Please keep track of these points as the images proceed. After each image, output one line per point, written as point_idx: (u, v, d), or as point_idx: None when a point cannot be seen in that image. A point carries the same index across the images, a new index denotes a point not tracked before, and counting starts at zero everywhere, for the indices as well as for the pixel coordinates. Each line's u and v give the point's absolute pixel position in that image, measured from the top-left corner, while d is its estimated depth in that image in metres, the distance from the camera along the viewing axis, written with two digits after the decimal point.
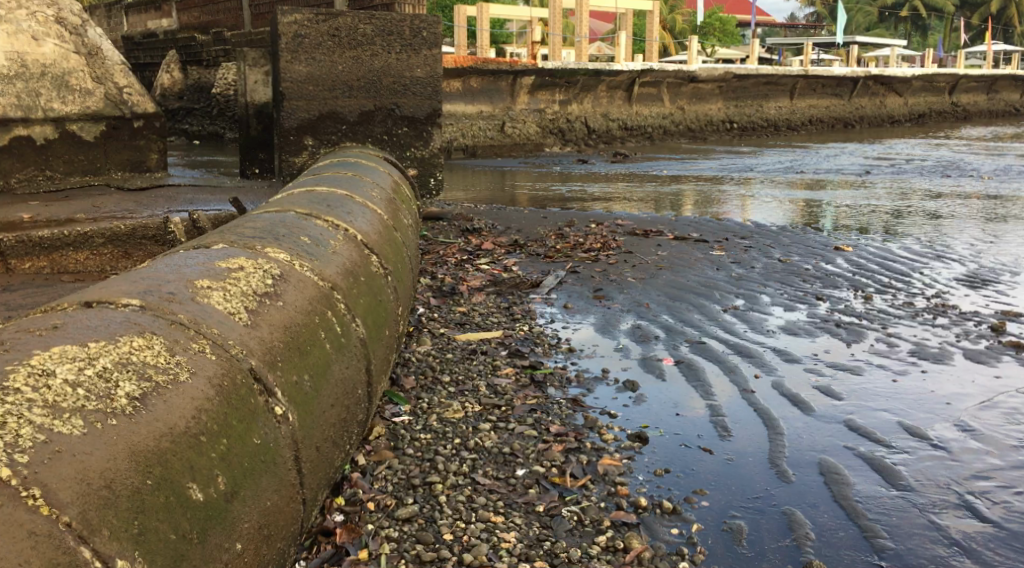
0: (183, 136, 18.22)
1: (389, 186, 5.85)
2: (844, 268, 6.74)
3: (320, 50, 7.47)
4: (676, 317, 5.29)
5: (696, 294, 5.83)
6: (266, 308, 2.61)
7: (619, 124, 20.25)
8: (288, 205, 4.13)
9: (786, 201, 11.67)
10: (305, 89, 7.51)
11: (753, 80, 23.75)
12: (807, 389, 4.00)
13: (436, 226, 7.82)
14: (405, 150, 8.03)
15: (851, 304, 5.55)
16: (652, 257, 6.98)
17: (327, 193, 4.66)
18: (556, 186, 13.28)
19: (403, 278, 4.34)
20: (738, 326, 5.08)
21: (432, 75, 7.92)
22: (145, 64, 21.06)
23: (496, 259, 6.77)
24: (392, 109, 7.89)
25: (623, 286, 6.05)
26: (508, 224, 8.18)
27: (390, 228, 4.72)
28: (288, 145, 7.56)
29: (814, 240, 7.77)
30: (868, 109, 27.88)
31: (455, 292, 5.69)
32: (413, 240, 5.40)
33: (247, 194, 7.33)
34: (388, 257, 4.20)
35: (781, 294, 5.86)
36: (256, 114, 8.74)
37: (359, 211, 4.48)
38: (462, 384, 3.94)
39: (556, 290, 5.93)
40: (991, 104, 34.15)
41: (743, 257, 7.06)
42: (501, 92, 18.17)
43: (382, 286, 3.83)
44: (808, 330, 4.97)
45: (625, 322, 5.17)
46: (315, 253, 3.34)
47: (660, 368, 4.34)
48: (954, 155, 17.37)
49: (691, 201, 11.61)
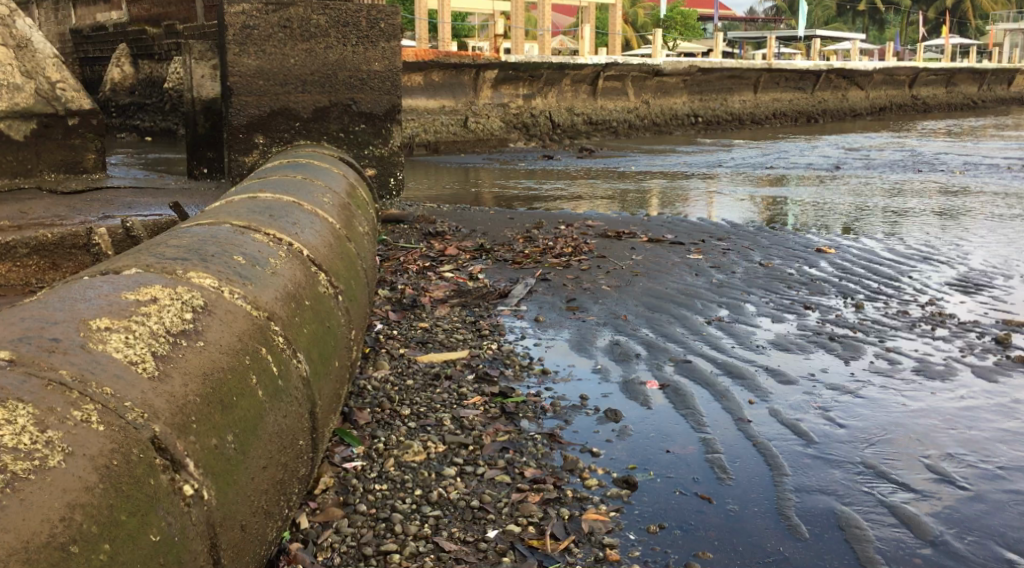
0: (133, 132, 17.51)
1: (344, 189, 5.36)
2: (829, 271, 6.30)
3: (271, 43, 6.98)
4: (656, 331, 4.85)
5: (675, 304, 5.39)
6: (180, 353, 2.16)
7: (583, 119, 19.84)
8: (223, 216, 3.64)
9: (755, 198, 11.34)
10: (254, 84, 7.01)
11: (717, 74, 23.48)
12: (809, 415, 3.58)
13: (396, 229, 7.35)
14: (363, 148, 7.53)
15: (843, 313, 5.13)
16: (626, 262, 6.54)
17: (272, 200, 4.17)
18: (520, 184, 12.84)
19: (356, 296, 3.87)
20: (726, 340, 4.65)
21: (390, 69, 7.44)
22: (94, 58, 20.31)
23: (460, 265, 6.32)
24: (349, 105, 7.37)
25: (598, 296, 5.60)
26: (473, 226, 7.73)
27: (342, 239, 4.24)
28: (238, 143, 7.04)
29: (795, 242, 7.35)
30: (831, 103, 27.70)
31: (416, 305, 5.23)
32: (369, 248, 4.93)
33: (192, 197, 6.82)
34: (340, 275, 3.73)
35: (766, 302, 5.44)
36: (204, 110, 8.22)
37: (307, 221, 4.00)
38: (423, 417, 3.48)
39: (526, 300, 5.49)
40: (950, 97, 34.21)
41: (722, 261, 6.63)
42: (463, 86, 17.70)
43: (332, 309, 3.36)
44: (800, 345, 4.54)
45: (602, 338, 4.73)
46: (249, 276, 2.87)
47: (645, 393, 3.90)
48: (921, 149, 17.14)
49: (659, 199, 11.20)
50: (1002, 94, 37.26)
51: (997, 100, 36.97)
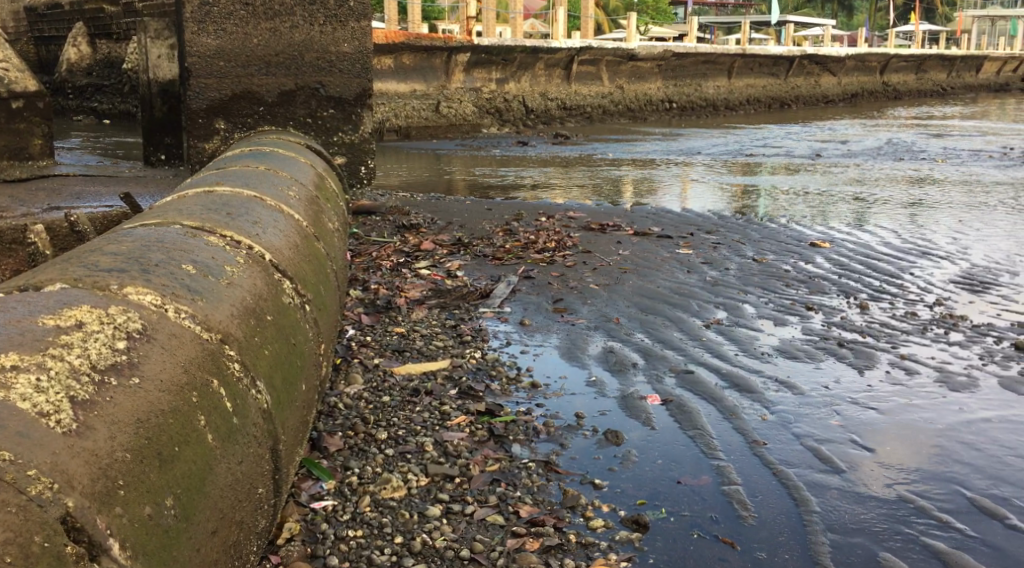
0: (91, 115, 16.89)
1: (311, 181, 4.93)
2: (827, 268, 5.95)
3: (231, 21, 6.52)
4: (651, 335, 4.49)
5: (670, 305, 5.02)
6: (110, 391, 1.79)
7: (557, 104, 19.41)
8: (172, 214, 3.22)
9: (732, 187, 11.01)
10: (215, 65, 6.56)
11: (691, 59, 23.13)
12: (834, 435, 3.23)
13: (368, 222, 6.94)
14: (331, 135, 7.08)
15: (849, 315, 4.78)
16: (613, 258, 6.17)
17: (231, 195, 3.74)
18: (494, 171, 12.42)
19: (326, 304, 3.47)
20: (728, 346, 4.29)
21: (361, 51, 6.98)
22: (51, 38, 19.63)
23: (436, 261, 5.92)
24: (316, 89, 6.92)
25: (586, 296, 5.22)
26: (449, 218, 7.32)
27: (309, 238, 3.83)
28: (197, 129, 6.58)
29: (787, 236, 7.01)
30: (804, 88, 27.44)
31: (391, 307, 4.83)
32: (340, 247, 4.53)
33: (148, 187, 6.36)
34: (308, 281, 3.32)
35: (765, 303, 5.08)
36: (160, 93, 7.76)
37: (271, 219, 3.58)
38: (402, 443, 3.10)
39: (509, 301, 5.11)
40: (920, 83, 34.12)
41: (713, 257, 6.27)
42: (434, 70, 17.28)
43: (298, 322, 2.97)
44: (809, 351, 4.19)
45: (595, 345, 4.36)
46: (198, 289, 2.46)
47: (646, 410, 3.53)
48: (899, 138, 16.89)
49: (635, 188, 10.84)
50: (971, 81, 37.25)
51: (966, 87, 36.97)
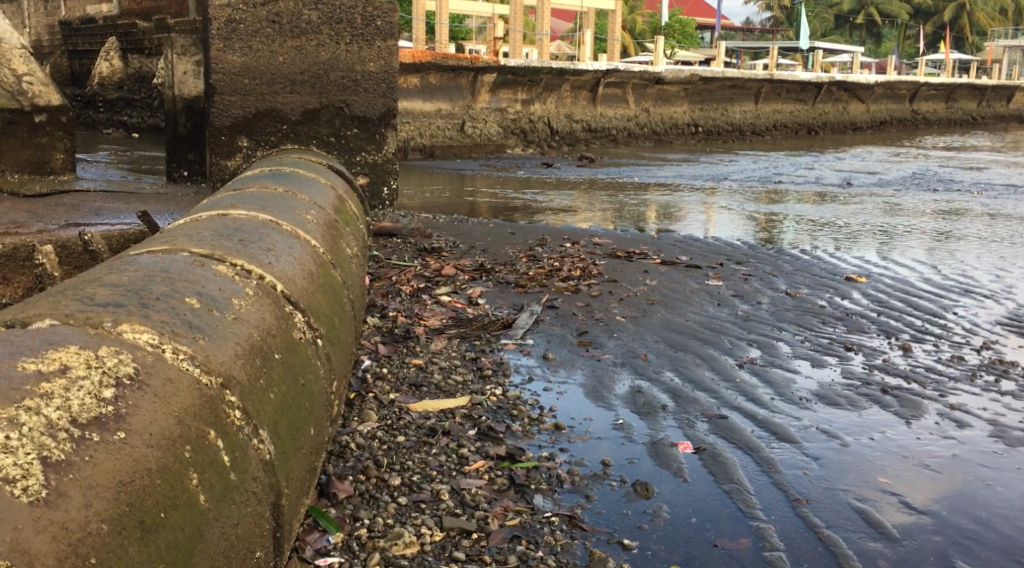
0: (120, 128, 16.98)
1: (330, 205, 4.75)
2: (865, 304, 5.72)
3: (258, 39, 6.40)
4: (681, 374, 4.27)
5: (701, 341, 4.80)
6: (89, 449, 1.65)
7: (582, 126, 19.26)
8: (180, 240, 3.03)
9: (757, 215, 10.81)
10: (239, 83, 6.41)
11: (718, 83, 22.93)
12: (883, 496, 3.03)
13: (389, 244, 6.77)
14: (353, 154, 6.91)
15: (890, 358, 4.56)
16: (640, 288, 5.96)
17: (245, 220, 3.56)
18: (518, 193, 12.25)
19: (340, 338, 3.28)
20: (762, 389, 4.07)
21: (387, 71, 6.84)
22: (83, 51, 19.76)
23: (458, 287, 5.74)
24: (340, 108, 6.76)
25: (612, 329, 5.01)
26: (472, 241, 7.15)
27: (325, 265, 3.65)
28: (219, 146, 6.44)
29: (822, 269, 6.77)
30: (832, 115, 27.17)
31: (409, 336, 4.64)
32: (358, 274, 4.35)
33: (166, 204, 6.23)
34: (321, 314, 3.12)
35: (800, 341, 4.86)
36: (185, 110, 7.65)
37: (285, 246, 3.39)
38: (417, 490, 2.91)
39: (532, 332, 4.91)
40: (950, 112, 33.75)
41: (744, 289, 6.05)
42: (461, 90, 17.16)
43: (309, 360, 2.78)
44: (851, 398, 3.96)
45: (622, 384, 4.14)
46: (200, 325, 2.28)
47: (677, 458, 3.31)
48: (930, 167, 16.60)
49: (658, 213, 10.64)
50: (1000, 111, 36.84)
51: (995, 117, 36.51)
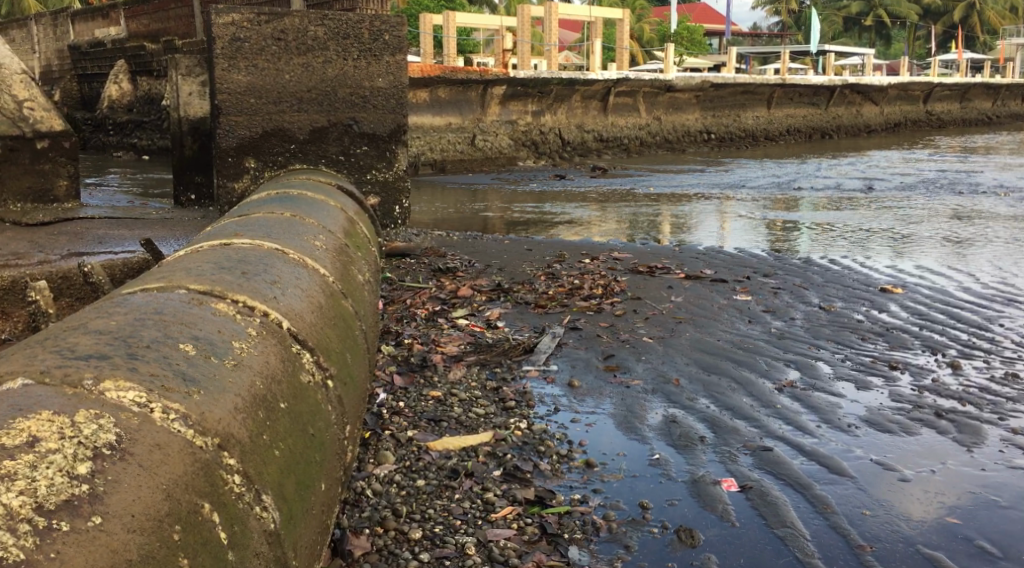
0: (130, 151, 16.71)
1: (340, 228, 4.50)
2: (904, 318, 5.47)
3: (263, 57, 6.18)
4: (717, 401, 4.01)
5: (735, 362, 4.54)
6: (58, 541, 1.47)
7: (594, 136, 19.00)
8: (177, 276, 2.79)
9: (774, 222, 10.53)
10: (245, 102, 6.21)
11: (730, 89, 22.66)
12: (957, 551, 2.79)
13: (403, 265, 6.53)
14: (364, 173, 6.68)
15: (939, 379, 4.31)
16: (666, 305, 5.70)
17: (249, 250, 3.32)
18: (531, 206, 11.98)
19: (354, 375, 3.03)
20: (807, 416, 3.82)
21: (396, 86, 6.59)
22: (91, 74, 19.62)
23: (475, 309, 5.50)
24: (349, 125, 6.52)
25: (640, 351, 4.75)
26: (488, 260, 6.90)
27: (335, 296, 3.40)
28: (227, 168, 6.24)
29: (853, 280, 6.52)
30: (845, 118, 26.83)
31: (426, 365, 4.38)
32: (371, 301, 4.11)
33: (172, 230, 6.01)
34: (333, 352, 2.88)
35: (841, 361, 4.61)
36: (191, 131, 7.44)
37: (292, 277, 3.15)
38: (442, 546, 2.68)
39: (556, 357, 4.65)
40: (964, 112, 33.36)
41: (775, 305, 5.79)
42: (470, 103, 16.94)
43: (319, 405, 2.54)
44: (905, 424, 3.73)
45: (655, 413, 3.88)
46: (195, 374, 2.03)
47: (722, 498, 3.06)
48: (951, 169, 16.27)
49: (672, 224, 10.37)
50: (1014, 110, 36.41)
51: (1010, 116, 36.09)
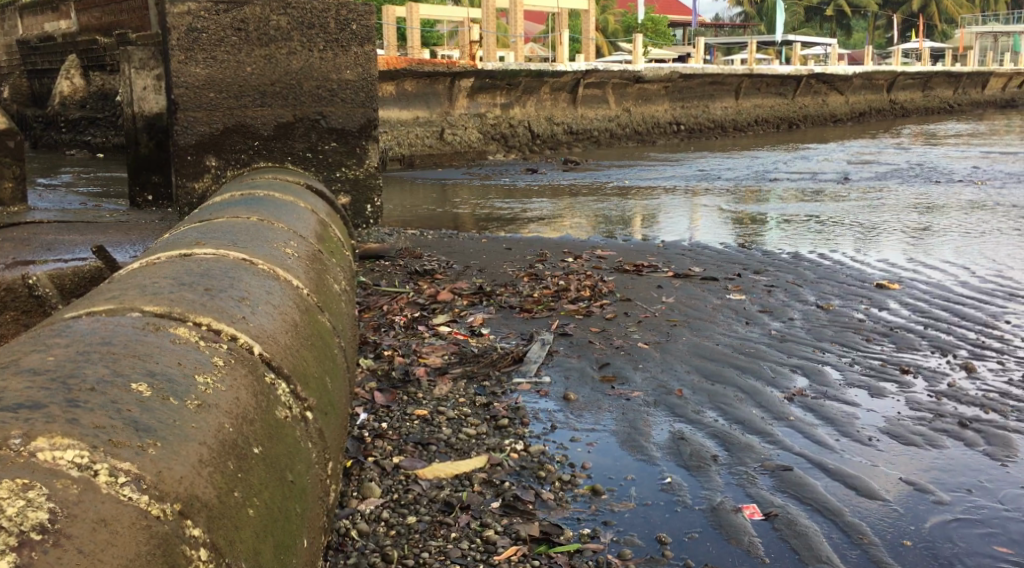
0: (85, 149, 16.14)
1: (313, 232, 4.17)
2: (907, 316, 5.21)
3: (222, 49, 5.82)
4: (725, 414, 3.71)
5: (738, 369, 4.25)
6: None
7: (564, 128, 18.69)
8: (130, 296, 2.45)
9: (752, 215, 10.28)
10: (205, 97, 5.85)
11: (698, 80, 22.46)
12: None
13: (378, 267, 6.19)
14: (333, 170, 6.32)
15: (956, 382, 4.05)
16: (657, 307, 5.41)
17: (212, 263, 2.99)
18: (502, 201, 11.65)
19: (334, 401, 2.71)
20: (824, 429, 3.53)
21: (366, 78, 6.25)
22: (44, 70, 19.01)
23: (457, 315, 5.18)
24: (316, 120, 6.16)
25: (637, 359, 4.44)
26: (466, 260, 6.56)
27: (310, 311, 3.08)
28: (186, 167, 5.88)
29: (848, 275, 6.26)
30: (812, 108, 26.74)
31: (408, 380, 4.06)
32: (348, 313, 3.78)
33: (129, 234, 5.65)
34: (310, 378, 2.55)
35: (848, 363, 4.33)
36: (146, 128, 7.06)
37: (261, 293, 2.82)
38: None
39: (547, 367, 4.34)
40: (928, 101, 33.42)
41: (771, 304, 5.52)
42: (438, 96, 16.59)
43: (299, 441, 2.22)
44: (931, 435, 3.46)
45: (660, 429, 3.57)
46: (150, 420, 1.71)
47: (746, 529, 2.78)
48: (923, 158, 16.12)
49: (648, 218, 10.10)
50: (977, 98, 36.55)
51: (972, 104, 36.21)
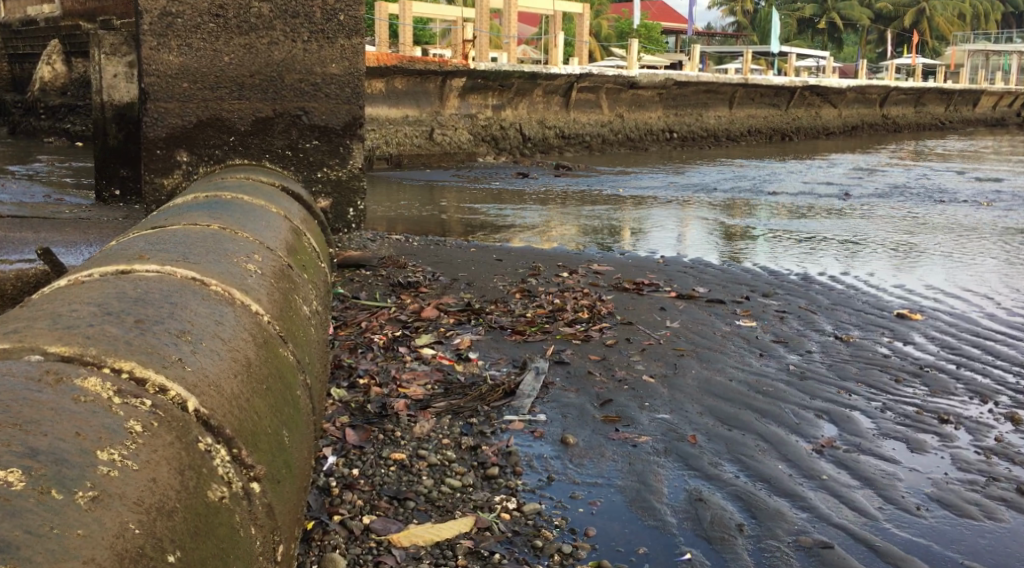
0: (61, 136, 15.41)
1: (282, 243, 3.68)
2: (935, 352, 4.76)
3: (198, 35, 5.34)
4: (746, 468, 3.24)
5: (757, 412, 3.78)
6: None
7: (555, 132, 18.20)
8: (41, 328, 1.98)
9: (749, 230, 9.82)
10: (178, 87, 5.37)
11: (692, 87, 22.02)
12: None
13: (358, 276, 5.67)
14: (314, 170, 5.78)
15: (1004, 437, 3.60)
16: (663, 333, 4.93)
17: (153, 282, 2.50)
18: (491, 207, 11.15)
19: (291, 461, 2.23)
20: (861, 491, 3.08)
21: (352, 73, 5.71)
22: (23, 55, 18.37)
23: (443, 335, 4.68)
24: (298, 116, 5.65)
25: (643, 396, 3.96)
26: (453, 272, 6.06)
27: (271, 343, 2.60)
28: (155, 161, 5.40)
29: (865, 303, 5.80)
30: (805, 120, 26.34)
31: (386, 414, 3.57)
32: (317, 339, 3.29)
33: (87, 234, 5.16)
34: (260, 437, 2.07)
35: (879, 409, 3.87)
36: (115, 118, 6.56)
37: (208, 322, 2.33)
38: None
39: (541, 402, 3.86)
40: (920, 117, 33.06)
41: (785, 333, 5.05)
42: (428, 95, 16.05)
43: (237, 532, 1.78)
44: (989, 507, 3.01)
45: (673, 485, 3.10)
46: (13, 532, 1.31)
47: None
48: (921, 175, 15.70)
49: (641, 229, 9.63)
50: (968, 115, 36.25)
51: (964, 121, 35.88)
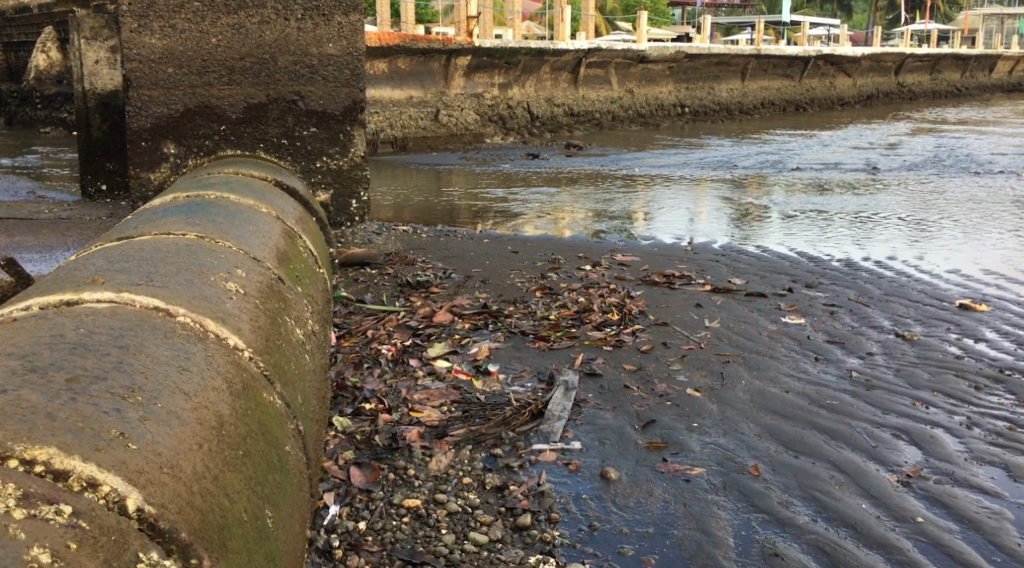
0: (58, 126, 14.88)
1: (272, 250, 3.17)
2: (1011, 351, 4.25)
3: (182, 16, 4.84)
4: (824, 510, 2.76)
5: (826, 433, 3.28)
6: None
7: (564, 110, 17.60)
8: None
9: (774, 210, 9.27)
10: (162, 73, 4.86)
11: (703, 60, 21.36)
12: None
13: (362, 275, 5.15)
14: (312, 160, 5.27)
15: None
16: (703, 335, 4.42)
17: (105, 318, 1.99)
18: (500, 191, 10.61)
19: (276, 550, 1.77)
20: (965, 538, 2.61)
21: (351, 53, 5.18)
22: (19, 43, 17.84)
23: (458, 345, 4.17)
24: (294, 101, 5.13)
25: (690, 414, 3.46)
26: (467, 268, 5.55)
27: (254, 388, 2.10)
28: (140, 154, 4.90)
29: (921, 293, 5.27)
30: (819, 91, 25.64)
31: (397, 447, 3.07)
32: (312, 366, 2.78)
33: (65, 236, 4.67)
34: (233, 532, 1.61)
35: (965, 425, 3.37)
36: (99, 108, 6.02)
37: (169, 370, 1.83)
38: None
39: (573, 425, 3.35)
40: (935, 84, 32.23)
41: (839, 331, 4.54)
42: (433, 75, 15.48)
43: None
44: None
45: (739, 535, 2.63)
46: None
47: None
48: (946, 146, 15.08)
49: (661, 212, 9.08)
50: (985, 82, 35.41)
51: (980, 88, 35.03)
